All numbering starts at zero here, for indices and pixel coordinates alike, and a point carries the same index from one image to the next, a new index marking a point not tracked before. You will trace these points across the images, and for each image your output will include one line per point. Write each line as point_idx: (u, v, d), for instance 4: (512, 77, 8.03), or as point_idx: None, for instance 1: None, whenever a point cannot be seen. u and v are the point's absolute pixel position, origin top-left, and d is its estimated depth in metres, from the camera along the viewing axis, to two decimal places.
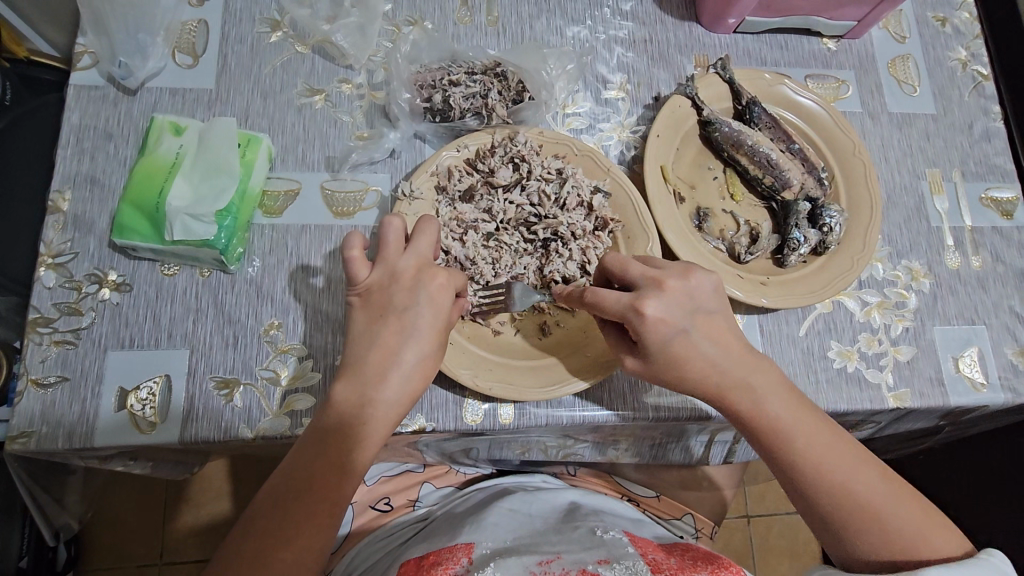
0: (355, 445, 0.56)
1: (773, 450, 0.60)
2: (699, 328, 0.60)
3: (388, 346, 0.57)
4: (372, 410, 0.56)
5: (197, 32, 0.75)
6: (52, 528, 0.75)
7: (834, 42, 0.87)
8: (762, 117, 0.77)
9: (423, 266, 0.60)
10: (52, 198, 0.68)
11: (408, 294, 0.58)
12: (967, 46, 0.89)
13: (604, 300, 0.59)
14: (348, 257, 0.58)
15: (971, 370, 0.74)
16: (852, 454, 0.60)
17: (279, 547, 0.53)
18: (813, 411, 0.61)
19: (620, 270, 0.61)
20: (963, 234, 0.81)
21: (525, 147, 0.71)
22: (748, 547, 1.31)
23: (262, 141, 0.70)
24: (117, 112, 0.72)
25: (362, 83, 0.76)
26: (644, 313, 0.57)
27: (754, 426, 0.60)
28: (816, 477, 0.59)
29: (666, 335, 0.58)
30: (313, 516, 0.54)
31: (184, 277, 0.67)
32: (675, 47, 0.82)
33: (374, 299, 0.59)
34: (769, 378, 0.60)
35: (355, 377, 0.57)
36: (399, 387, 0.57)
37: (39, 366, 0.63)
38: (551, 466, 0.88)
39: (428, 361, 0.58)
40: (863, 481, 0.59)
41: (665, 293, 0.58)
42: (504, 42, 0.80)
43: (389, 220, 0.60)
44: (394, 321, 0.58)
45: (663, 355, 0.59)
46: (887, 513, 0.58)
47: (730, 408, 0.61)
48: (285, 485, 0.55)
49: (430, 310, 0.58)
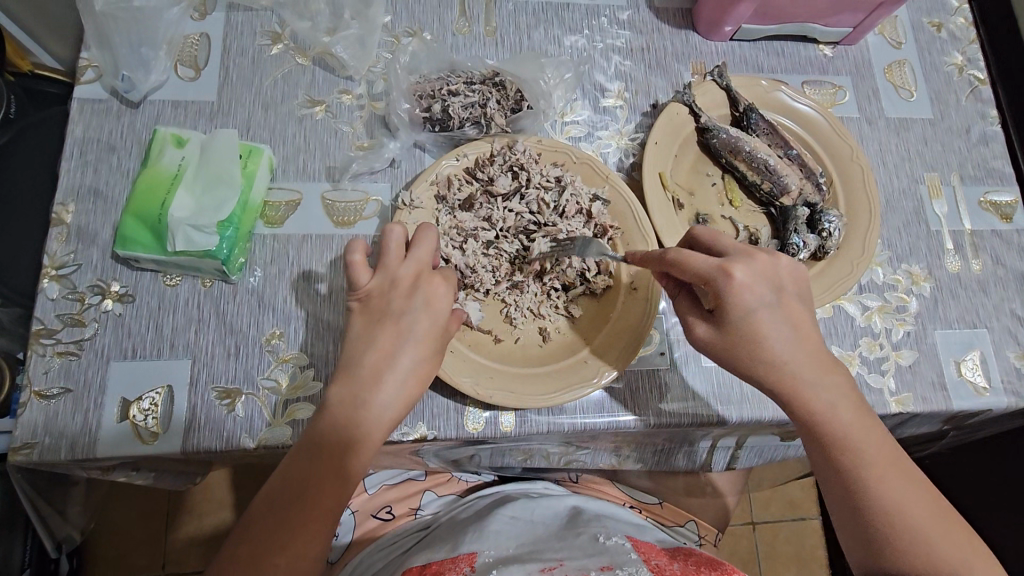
0: (351, 447, 0.56)
1: (829, 454, 0.59)
2: (784, 307, 0.61)
3: (386, 349, 0.58)
4: (369, 413, 0.56)
5: (199, 45, 0.76)
6: (55, 539, 0.75)
7: (830, 48, 0.87)
8: (760, 124, 0.78)
9: (421, 273, 0.60)
10: (55, 210, 0.69)
11: (406, 300, 0.59)
12: (962, 51, 0.89)
13: (693, 258, 0.59)
14: (352, 262, 0.59)
15: (973, 373, 0.74)
16: (908, 473, 0.59)
17: (274, 553, 0.53)
18: (878, 427, 0.61)
19: (714, 239, 0.63)
20: (963, 238, 0.81)
21: (524, 156, 0.72)
22: (753, 554, 1.31)
23: (263, 151, 0.70)
24: (120, 125, 0.73)
25: (362, 94, 0.77)
26: (733, 275, 0.58)
27: (818, 427, 0.60)
28: (867, 484, 0.58)
29: (751, 304, 0.59)
30: (309, 520, 0.54)
31: (186, 287, 0.68)
32: (672, 55, 0.83)
33: (374, 304, 0.59)
34: (824, 379, 0.60)
35: (351, 379, 0.57)
36: (396, 391, 0.57)
37: (42, 377, 0.63)
38: (552, 473, 0.88)
39: (424, 364, 0.58)
40: (913, 498, 0.58)
41: (755, 263, 0.60)
42: (502, 52, 0.81)
43: (391, 226, 0.60)
44: (393, 325, 0.58)
45: (743, 324, 0.59)
46: (930, 532, 0.56)
47: (796, 407, 0.60)
48: (280, 489, 0.55)
49: (427, 314, 0.59)
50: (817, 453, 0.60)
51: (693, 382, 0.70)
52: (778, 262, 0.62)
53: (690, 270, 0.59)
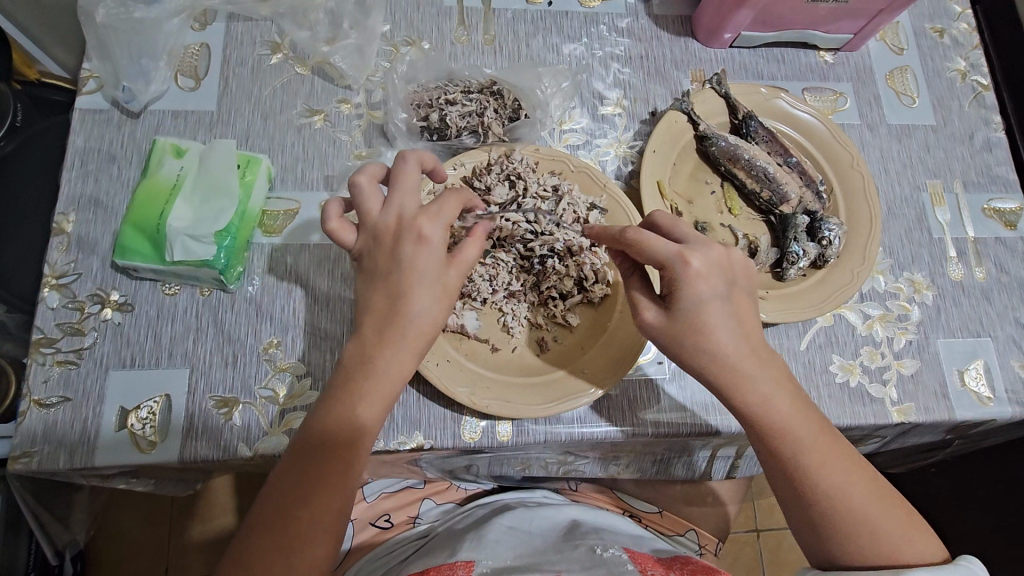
0: (355, 410, 0.55)
1: (770, 448, 0.58)
2: (736, 302, 0.59)
3: (383, 307, 0.56)
4: (375, 371, 0.55)
5: (199, 55, 0.76)
6: (54, 546, 0.76)
7: (830, 55, 0.87)
8: (758, 131, 0.77)
9: (404, 219, 0.57)
10: (56, 220, 0.69)
11: (390, 255, 0.57)
12: (965, 56, 0.89)
13: (653, 242, 0.57)
14: (331, 228, 0.59)
15: (976, 384, 0.73)
16: (846, 456, 0.58)
17: (289, 548, 0.51)
18: (815, 412, 0.60)
19: (670, 226, 0.62)
20: (966, 245, 0.80)
21: (521, 165, 0.72)
22: (757, 562, 1.30)
23: (262, 161, 0.71)
24: (120, 135, 0.73)
25: (360, 103, 0.77)
26: (690, 263, 0.57)
27: (758, 422, 0.58)
28: (809, 475, 0.57)
29: (704, 294, 0.57)
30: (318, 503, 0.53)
31: (185, 295, 0.68)
32: (671, 62, 0.83)
33: (367, 263, 0.58)
34: (761, 371, 0.58)
35: (359, 337, 0.57)
36: (405, 343, 0.55)
37: (41, 386, 0.63)
38: (551, 482, 0.87)
39: (435, 310, 0.56)
40: (855, 482, 0.57)
41: (711, 252, 0.58)
42: (501, 60, 0.81)
43: (358, 180, 0.58)
44: (388, 277, 0.56)
45: (693, 314, 0.57)
46: (872, 518, 0.57)
47: (734, 402, 0.59)
48: (286, 482, 0.53)
49: (422, 265, 0.56)
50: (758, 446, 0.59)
51: (693, 392, 0.70)
52: (734, 255, 0.60)
53: (648, 252, 0.58)
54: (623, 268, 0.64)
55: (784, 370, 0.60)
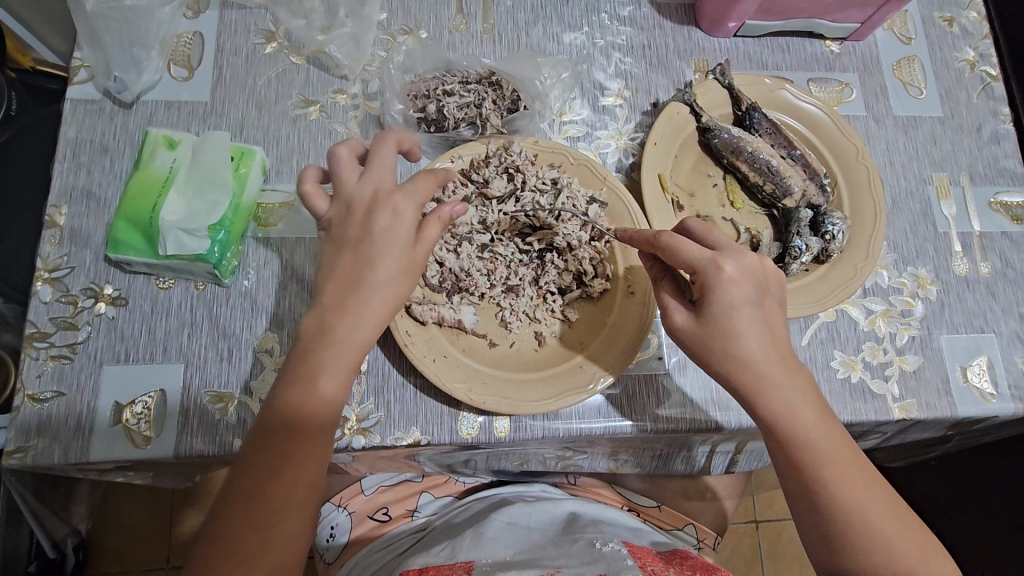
0: (320, 385, 0.53)
1: (789, 455, 0.57)
2: (767, 309, 0.59)
3: (347, 276, 0.55)
4: (337, 341, 0.54)
5: (192, 45, 0.75)
6: (53, 539, 0.76)
7: (836, 44, 0.85)
8: (761, 124, 0.76)
9: (378, 192, 0.57)
10: (48, 212, 0.69)
11: (362, 225, 0.56)
12: (974, 46, 0.87)
13: (682, 245, 0.58)
14: (306, 192, 0.59)
15: (979, 380, 0.73)
16: (865, 470, 0.57)
17: (263, 526, 0.50)
18: (836, 425, 0.59)
19: (703, 231, 0.62)
20: (971, 240, 0.79)
21: (519, 158, 0.71)
22: (756, 553, 1.30)
23: (255, 153, 0.70)
24: (113, 126, 0.72)
25: (357, 93, 0.76)
26: (723, 269, 0.57)
27: (779, 428, 0.58)
28: (826, 485, 0.56)
29: (735, 300, 0.57)
30: (289, 481, 0.51)
31: (180, 290, 0.67)
32: (674, 52, 0.81)
33: (335, 230, 0.57)
34: (786, 380, 0.58)
35: (317, 305, 0.55)
36: (367, 310, 0.55)
37: (35, 381, 0.63)
38: (550, 476, 0.87)
39: (397, 281, 0.56)
40: (871, 497, 0.56)
41: (743, 257, 0.59)
42: (499, 49, 0.79)
43: (337, 150, 0.59)
44: (354, 247, 0.56)
45: (723, 318, 0.58)
46: (888, 535, 0.55)
47: (755, 408, 0.58)
48: (258, 461, 0.52)
49: (390, 235, 0.55)
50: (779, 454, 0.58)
51: (692, 388, 0.69)
52: (767, 264, 0.60)
53: (681, 256, 0.58)
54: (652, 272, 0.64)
55: (810, 381, 0.60)
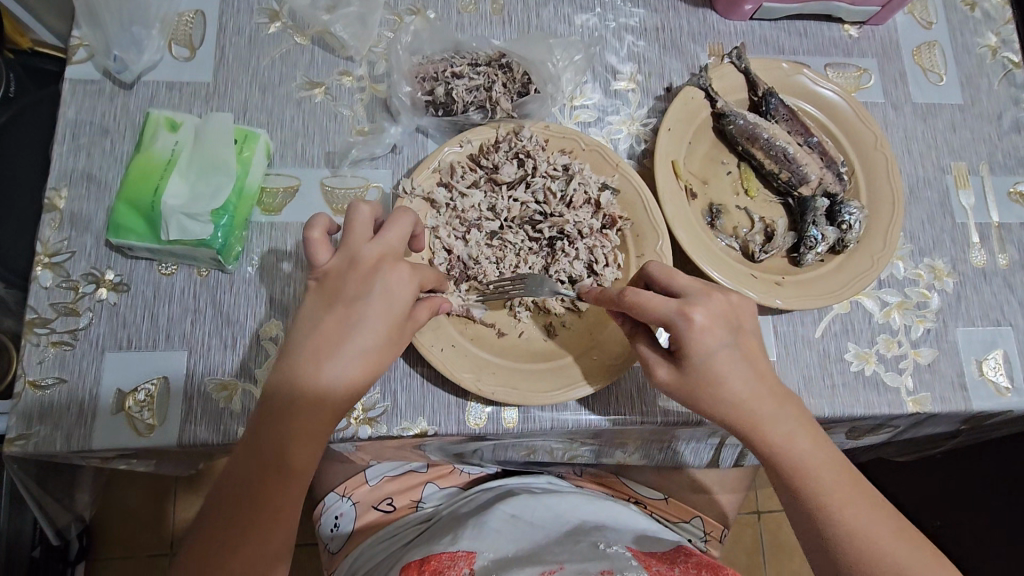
0: (290, 438, 0.53)
1: (791, 484, 0.58)
2: (742, 347, 0.59)
3: (331, 333, 0.54)
4: (314, 398, 0.54)
5: (194, 24, 0.73)
6: (56, 526, 0.75)
7: (855, 28, 0.83)
8: (779, 109, 0.74)
9: (385, 257, 0.56)
10: (48, 195, 0.67)
11: (361, 286, 0.55)
12: (996, 32, 0.85)
13: (651, 301, 0.56)
14: (309, 239, 0.56)
15: (995, 374, 0.71)
16: (867, 495, 0.58)
17: (240, 540, 0.53)
18: (835, 451, 0.59)
19: (668, 277, 0.59)
20: (989, 230, 0.78)
21: (530, 143, 0.69)
22: (758, 543, 1.30)
23: (259, 136, 0.68)
24: (113, 106, 0.70)
25: (362, 76, 0.74)
26: (692, 319, 0.56)
27: (779, 458, 0.58)
28: (832, 511, 0.57)
29: (712, 347, 0.57)
30: (264, 521, 0.54)
31: (182, 276, 0.66)
32: (688, 35, 0.79)
33: (329, 284, 0.56)
34: (780, 411, 0.59)
35: (289, 358, 0.55)
36: (342, 369, 0.54)
37: (36, 367, 0.62)
38: (556, 466, 0.86)
39: (380, 349, 0.55)
40: (878, 522, 0.57)
41: (712, 300, 0.57)
42: (509, 31, 0.77)
43: (358, 204, 0.57)
44: (348, 305, 0.55)
45: (703, 368, 0.57)
46: (898, 559, 0.55)
47: (755, 439, 0.59)
48: (240, 482, 0.54)
49: (382, 304, 0.55)
50: (781, 483, 0.59)
51: None
52: (735, 301, 0.59)
53: (651, 313, 0.56)
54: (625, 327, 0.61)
55: (804, 410, 0.60)
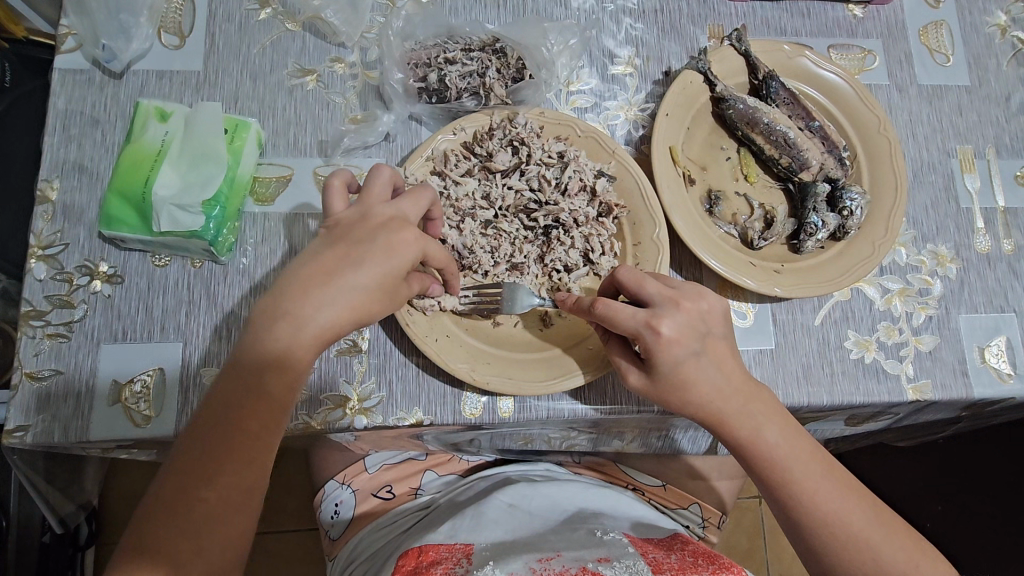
0: (258, 383, 0.52)
1: (765, 477, 0.59)
2: (712, 354, 0.58)
3: (328, 267, 0.54)
4: (297, 325, 0.52)
5: (183, 11, 0.72)
6: (59, 516, 0.76)
7: (860, 8, 0.80)
8: (780, 93, 0.73)
9: (395, 219, 0.56)
10: (39, 187, 0.67)
11: (368, 235, 0.55)
12: (1006, 10, 0.82)
13: (620, 314, 0.56)
14: (330, 187, 0.56)
15: (997, 361, 0.70)
16: (841, 482, 0.58)
17: (195, 505, 0.50)
18: (808, 440, 0.59)
19: (636, 285, 0.57)
20: (995, 215, 0.76)
21: (525, 130, 0.68)
22: (759, 527, 1.30)
23: (251, 126, 0.68)
24: (103, 97, 0.70)
25: (355, 62, 0.73)
26: (659, 332, 0.56)
27: (748, 451, 0.59)
28: (802, 503, 0.57)
29: (679, 357, 0.56)
30: (236, 467, 0.51)
31: (176, 267, 0.66)
32: (688, 17, 0.77)
33: (336, 230, 0.55)
34: (750, 405, 0.58)
35: (280, 289, 0.54)
36: (331, 301, 0.53)
37: (33, 360, 0.62)
38: (554, 454, 0.86)
39: (370, 295, 0.54)
40: (850, 508, 0.57)
41: (681, 312, 0.57)
42: (504, 15, 0.76)
43: (381, 166, 0.57)
44: (346, 244, 0.54)
45: (671, 377, 0.57)
46: (874, 544, 0.56)
47: (722, 434, 0.59)
48: (192, 451, 0.51)
49: (384, 258, 0.54)
50: (758, 477, 0.60)
51: None
52: (705, 308, 0.58)
53: (619, 326, 0.56)
54: (598, 330, 0.61)
55: (775, 402, 0.59)
